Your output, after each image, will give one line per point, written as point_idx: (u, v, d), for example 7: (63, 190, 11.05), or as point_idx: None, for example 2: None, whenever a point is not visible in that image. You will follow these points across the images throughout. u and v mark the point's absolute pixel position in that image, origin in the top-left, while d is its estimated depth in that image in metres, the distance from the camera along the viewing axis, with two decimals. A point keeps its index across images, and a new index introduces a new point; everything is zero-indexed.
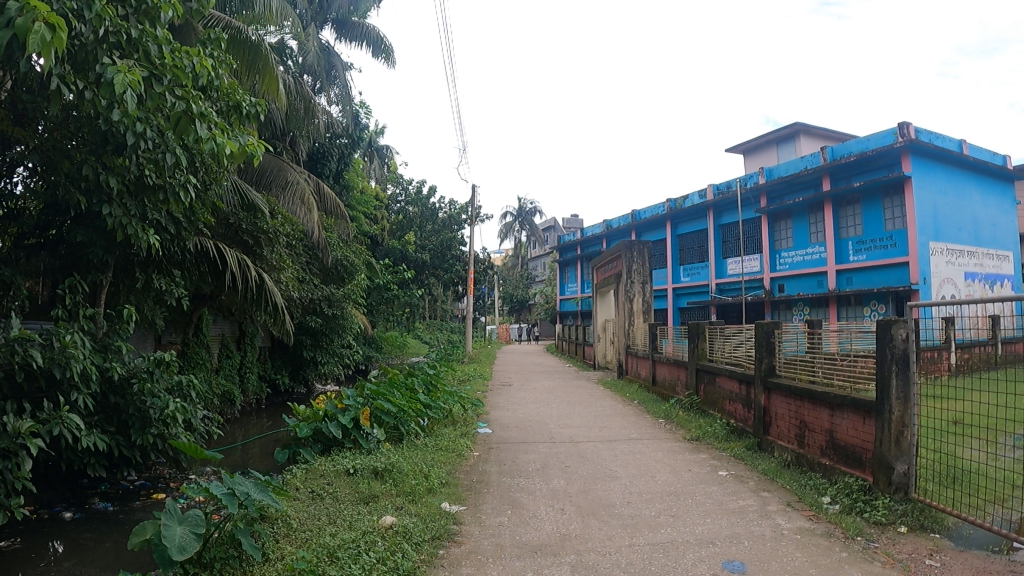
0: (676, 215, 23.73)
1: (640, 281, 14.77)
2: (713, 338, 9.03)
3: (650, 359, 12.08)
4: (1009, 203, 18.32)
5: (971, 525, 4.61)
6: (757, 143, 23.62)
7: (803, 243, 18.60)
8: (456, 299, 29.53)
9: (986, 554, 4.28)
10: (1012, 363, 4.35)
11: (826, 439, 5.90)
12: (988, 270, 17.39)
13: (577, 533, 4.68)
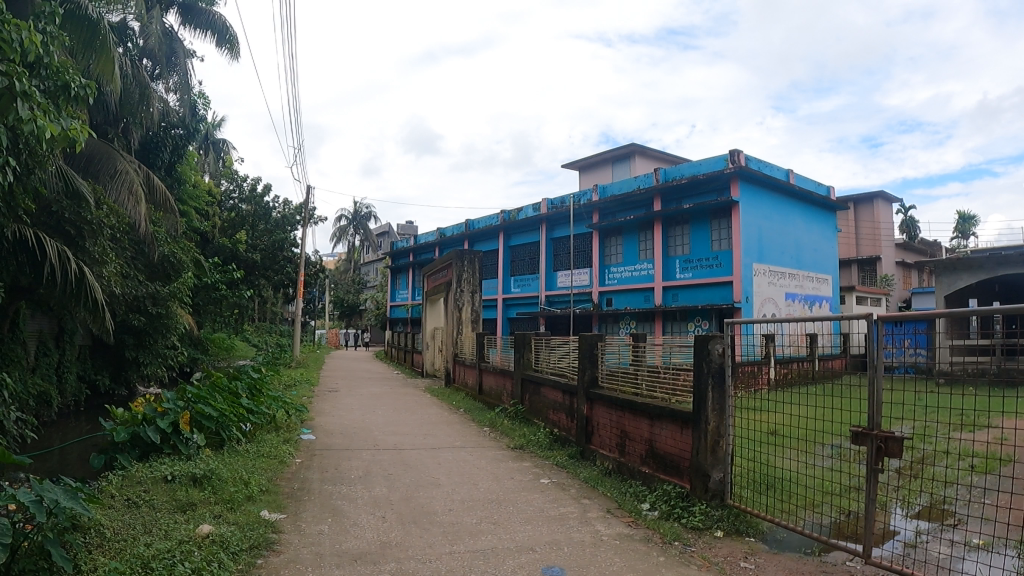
0: (509, 226, 24.16)
1: (469, 290, 14.96)
2: (538, 348, 9.21)
3: (478, 369, 12.19)
4: (830, 231, 19.66)
5: (784, 529, 4.91)
6: (593, 160, 24.39)
7: (631, 259, 19.29)
8: (293, 301, 28.80)
9: (798, 556, 4.56)
10: (825, 378, 4.57)
11: (645, 448, 6.12)
12: (808, 291, 18.59)
13: (397, 541, 4.64)
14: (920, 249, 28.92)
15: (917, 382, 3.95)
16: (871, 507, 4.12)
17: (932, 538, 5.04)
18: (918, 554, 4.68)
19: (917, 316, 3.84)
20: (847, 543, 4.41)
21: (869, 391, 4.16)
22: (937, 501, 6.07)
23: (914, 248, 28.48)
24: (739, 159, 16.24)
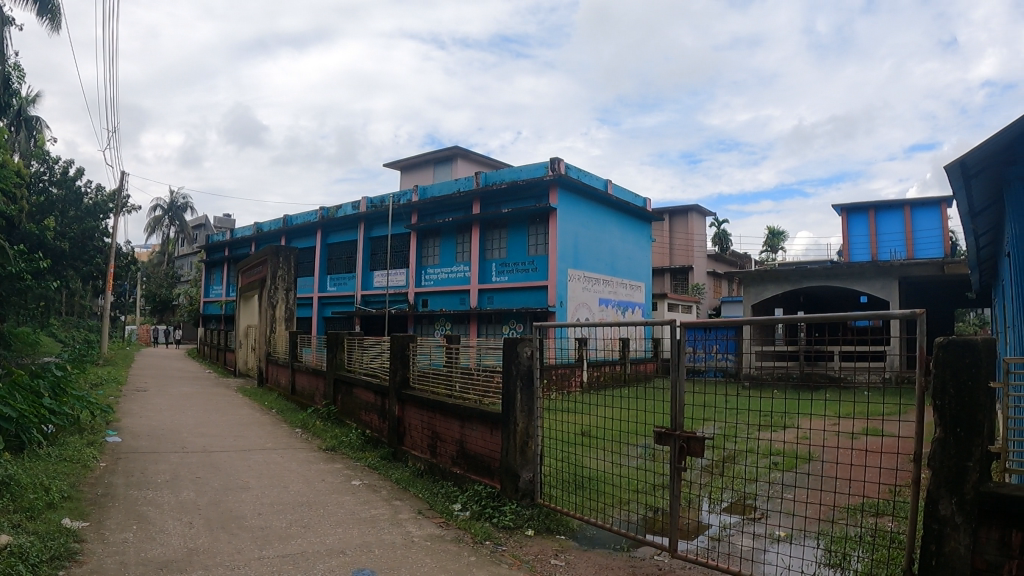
0: (328, 223, 23.78)
1: (284, 288, 14.43)
2: (351, 348, 9.14)
3: (291, 369, 11.94)
4: (643, 241, 20.73)
5: (594, 526, 5.09)
6: (415, 160, 24.45)
7: (448, 260, 19.49)
8: (102, 293, 27.06)
9: (607, 552, 4.74)
10: (627, 383, 4.73)
11: (456, 449, 6.25)
12: (620, 298, 19.39)
13: (206, 547, 4.48)
14: (729, 261, 30.77)
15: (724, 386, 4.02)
16: (676, 504, 4.33)
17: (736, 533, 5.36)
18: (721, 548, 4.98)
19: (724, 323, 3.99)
20: (655, 540, 4.64)
21: (672, 393, 4.40)
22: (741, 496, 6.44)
23: (724, 260, 30.26)
24: (559, 166, 16.68)
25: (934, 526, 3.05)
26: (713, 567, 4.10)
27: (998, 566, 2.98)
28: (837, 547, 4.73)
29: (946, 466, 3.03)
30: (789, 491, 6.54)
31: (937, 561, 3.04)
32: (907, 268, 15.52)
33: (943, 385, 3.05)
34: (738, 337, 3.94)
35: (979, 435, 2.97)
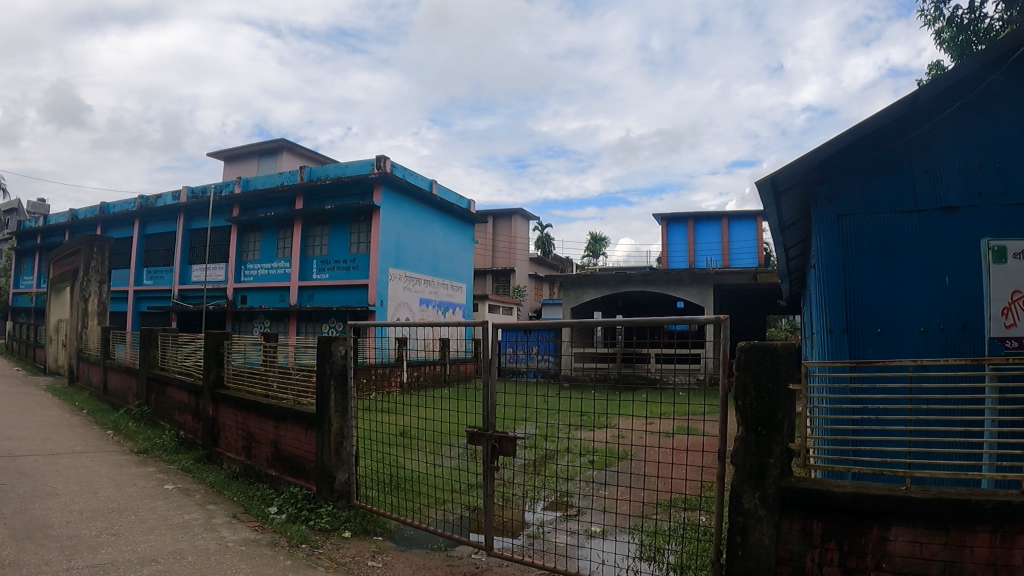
0: (145, 213, 22.49)
1: (98, 281, 13.61)
2: (165, 345, 8.69)
3: (103, 366, 11.22)
4: (465, 242, 20.95)
5: (412, 526, 5.08)
6: (240, 151, 23.63)
7: (268, 257, 18.91)
8: None
9: (424, 552, 4.74)
10: (447, 384, 4.77)
11: (270, 450, 6.10)
12: (441, 298, 19.48)
13: (9, 560, 4.13)
14: (552, 264, 31.53)
15: (544, 386, 4.15)
16: (489, 503, 4.39)
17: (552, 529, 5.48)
18: (538, 545, 5.10)
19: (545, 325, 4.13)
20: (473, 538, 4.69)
21: (483, 393, 4.48)
22: (557, 496, 6.54)
23: (546, 262, 30.98)
24: (385, 164, 16.57)
25: (739, 519, 3.25)
26: (531, 565, 4.19)
27: (800, 555, 3.18)
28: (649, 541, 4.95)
29: (748, 462, 3.23)
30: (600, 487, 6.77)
31: (743, 552, 3.25)
32: (721, 276, 16.47)
33: (745, 386, 3.24)
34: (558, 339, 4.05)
35: (778, 432, 3.18)
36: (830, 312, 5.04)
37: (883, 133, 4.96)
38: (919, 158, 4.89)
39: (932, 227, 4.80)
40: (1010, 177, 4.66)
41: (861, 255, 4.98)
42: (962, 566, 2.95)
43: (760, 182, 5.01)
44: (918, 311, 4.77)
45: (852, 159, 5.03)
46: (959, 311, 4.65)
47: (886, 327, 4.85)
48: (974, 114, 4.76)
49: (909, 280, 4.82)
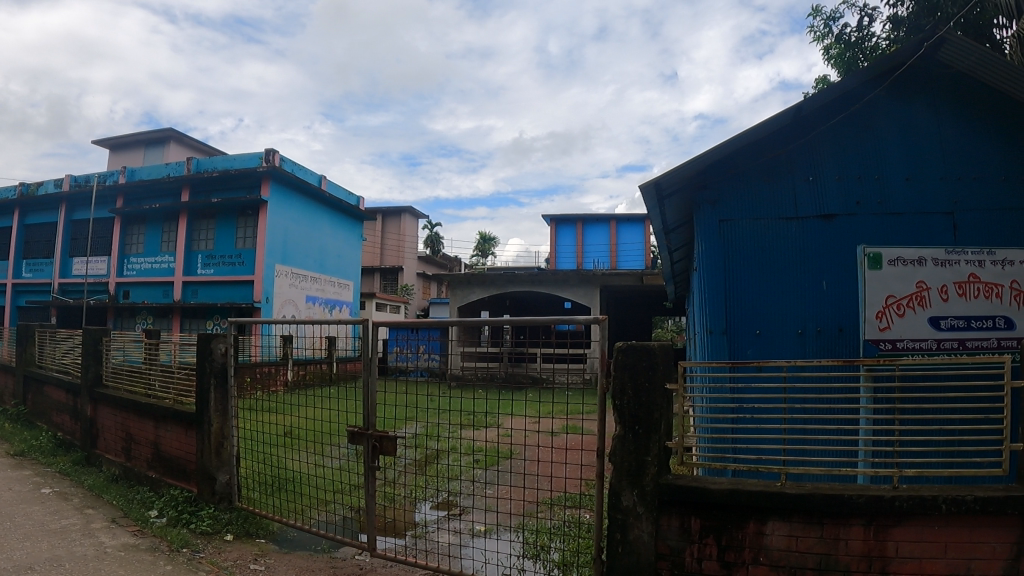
0: (25, 202, 21.24)
1: None
2: (43, 342, 8.26)
3: None
4: (354, 239, 20.67)
5: (295, 528, 4.95)
6: (125, 140, 22.67)
7: (152, 251, 18.19)
8: None
9: (308, 554, 4.63)
10: (335, 382, 4.59)
11: (151, 452, 5.89)
12: (328, 295, 19.14)
13: None
14: (441, 263, 31.40)
15: (433, 386, 4.14)
16: (370, 504, 4.32)
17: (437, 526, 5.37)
18: (424, 545, 5.03)
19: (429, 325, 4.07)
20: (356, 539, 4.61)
21: (363, 392, 4.40)
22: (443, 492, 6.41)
23: (436, 261, 30.80)
24: (273, 158, 16.22)
25: (619, 516, 3.30)
26: (413, 565, 4.15)
27: (679, 550, 3.25)
28: (535, 540, 4.96)
29: (627, 460, 3.27)
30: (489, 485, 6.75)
31: (624, 547, 3.29)
32: (609, 278, 16.56)
33: (623, 385, 3.28)
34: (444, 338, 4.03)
35: (656, 431, 3.23)
36: (711, 313, 5.13)
37: (767, 142, 5.12)
38: (801, 167, 5.07)
39: (810, 233, 5.00)
40: (885, 189, 4.95)
41: (742, 258, 5.09)
42: (837, 559, 3.08)
43: (646, 183, 4.96)
44: (796, 314, 4.95)
45: (737, 165, 5.14)
46: (835, 313, 4.88)
47: (765, 329, 4.99)
48: (854, 129, 5.02)
49: (788, 283, 4.99)
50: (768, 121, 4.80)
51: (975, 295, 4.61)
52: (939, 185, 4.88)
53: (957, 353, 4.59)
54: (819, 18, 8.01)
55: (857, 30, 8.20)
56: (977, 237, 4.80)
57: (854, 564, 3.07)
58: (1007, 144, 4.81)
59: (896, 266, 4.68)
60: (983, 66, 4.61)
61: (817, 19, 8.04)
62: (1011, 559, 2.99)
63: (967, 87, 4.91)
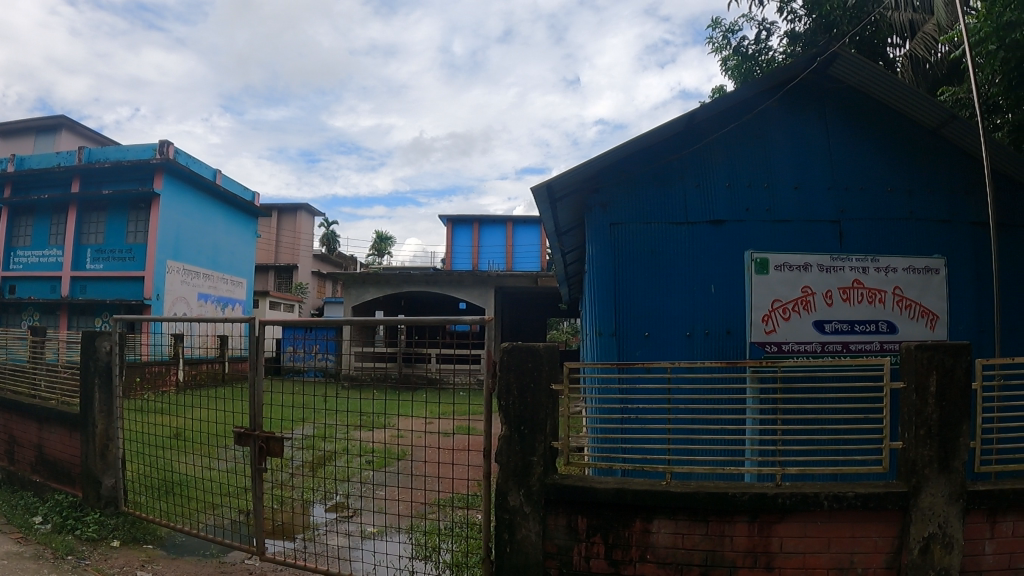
0: None
1: None
2: None
3: None
4: (248, 236, 20.21)
5: (183, 533, 4.79)
6: (11, 126, 21.55)
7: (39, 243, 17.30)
8: None
9: (196, 559, 4.49)
10: (223, 383, 4.49)
11: (34, 455, 5.68)
12: (221, 293, 18.67)
13: None
14: (338, 262, 30.96)
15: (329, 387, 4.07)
16: (257, 506, 4.22)
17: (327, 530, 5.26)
18: (313, 548, 4.91)
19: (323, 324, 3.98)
20: (246, 543, 4.48)
21: (249, 392, 4.30)
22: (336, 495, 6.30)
23: (333, 261, 30.21)
24: (169, 150, 15.63)
25: (506, 516, 3.30)
26: (302, 568, 4.07)
27: (567, 549, 3.27)
28: (427, 539, 4.92)
29: (512, 460, 3.28)
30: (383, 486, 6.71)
31: (511, 547, 3.30)
32: (502, 279, 16.87)
33: (508, 386, 3.29)
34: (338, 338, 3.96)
35: (541, 431, 3.26)
36: (600, 314, 5.03)
37: (658, 148, 5.12)
38: (690, 174, 5.10)
39: (700, 238, 5.02)
40: (773, 197, 5.08)
41: (631, 261, 5.02)
42: (723, 555, 3.14)
43: (540, 185, 4.77)
44: (684, 316, 4.94)
45: (629, 169, 5.10)
46: (723, 317, 4.91)
47: (653, 331, 4.96)
48: (742, 138, 5.14)
49: (678, 287, 4.97)
50: (668, 123, 4.83)
51: (859, 300, 4.92)
52: (825, 194, 5.09)
53: (841, 355, 4.84)
54: (720, 29, 8.22)
55: (755, 42, 8.45)
56: (860, 244, 5.04)
57: (740, 561, 3.13)
58: (884, 157, 5.14)
59: (782, 271, 4.91)
60: (873, 82, 4.91)
61: (718, 30, 8.25)
62: (892, 552, 3.15)
63: (851, 104, 5.20)
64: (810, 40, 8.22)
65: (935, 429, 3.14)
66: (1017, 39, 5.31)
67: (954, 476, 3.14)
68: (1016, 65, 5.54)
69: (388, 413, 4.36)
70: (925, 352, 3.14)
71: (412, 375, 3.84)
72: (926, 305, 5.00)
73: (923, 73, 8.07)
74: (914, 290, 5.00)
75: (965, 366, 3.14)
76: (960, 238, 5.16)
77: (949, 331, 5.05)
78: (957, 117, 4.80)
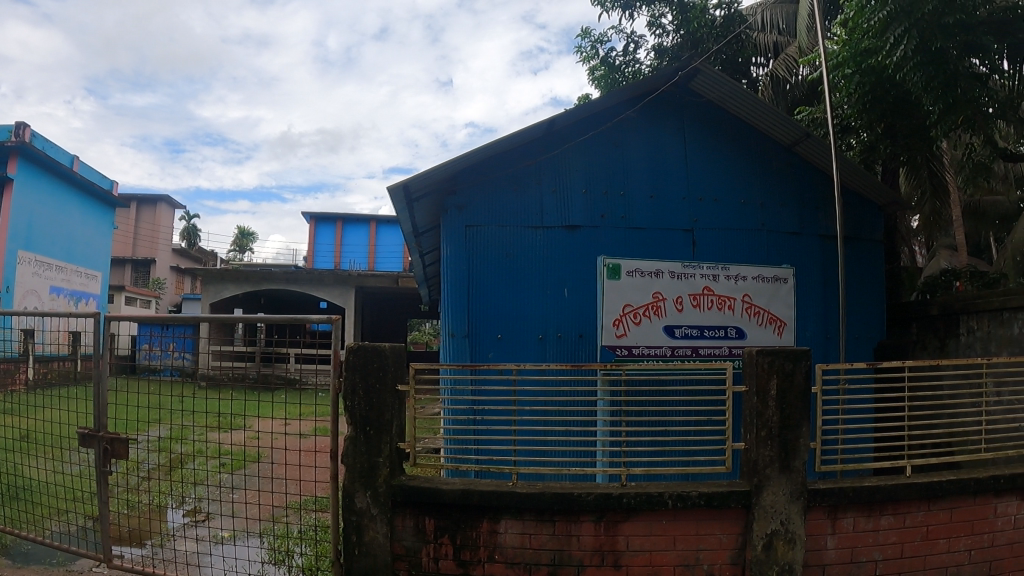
0: None
1: None
2: None
3: None
4: (105, 227, 19.25)
5: (29, 541, 4.54)
6: None
7: None
8: None
9: (41, 569, 4.25)
10: (72, 382, 4.25)
11: None
12: (75, 287, 17.70)
13: None
14: (200, 257, 29.87)
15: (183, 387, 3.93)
16: (105, 511, 4.02)
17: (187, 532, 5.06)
18: (167, 554, 4.74)
19: (179, 321, 3.80)
20: (95, 550, 4.28)
21: (94, 390, 4.08)
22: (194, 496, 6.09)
23: (192, 256, 29.14)
24: (24, 133, 14.75)
25: (353, 519, 3.25)
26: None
27: (415, 551, 3.26)
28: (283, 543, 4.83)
29: (358, 462, 3.24)
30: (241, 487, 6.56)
31: (359, 551, 3.25)
32: (364, 279, 15.74)
33: (353, 386, 3.24)
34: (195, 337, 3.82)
35: (387, 432, 3.25)
36: (453, 315, 4.90)
37: (517, 152, 5.09)
38: (547, 179, 5.09)
39: (556, 242, 5.02)
40: (629, 205, 5.18)
41: (487, 263, 4.94)
42: (570, 554, 3.16)
43: (396, 184, 4.61)
44: (538, 319, 4.92)
45: (487, 172, 5.02)
46: (576, 321, 4.94)
47: (506, 334, 4.88)
48: (600, 146, 5.19)
49: (532, 290, 4.95)
50: (532, 126, 4.81)
51: (709, 307, 5.12)
52: (679, 203, 5.26)
53: (691, 359, 5.00)
54: (588, 39, 8.38)
55: (622, 54, 8.66)
56: (711, 253, 5.25)
57: (587, 560, 3.15)
58: (735, 172, 5.40)
59: (634, 277, 5.02)
60: (731, 98, 5.13)
61: (587, 40, 8.41)
62: (736, 548, 3.22)
63: (705, 119, 5.41)
64: (676, 54, 8.48)
65: (776, 430, 3.21)
66: (872, 65, 5.55)
67: (795, 475, 3.21)
68: (869, 90, 5.85)
69: (246, 413, 4.28)
70: (767, 357, 3.23)
71: (269, 376, 3.77)
72: (775, 313, 5.29)
73: (781, 93, 8.46)
74: (763, 298, 5.28)
75: (805, 370, 3.24)
76: (808, 249, 5.52)
77: (796, 339, 5.38)
78: (811, 135, 5.12)
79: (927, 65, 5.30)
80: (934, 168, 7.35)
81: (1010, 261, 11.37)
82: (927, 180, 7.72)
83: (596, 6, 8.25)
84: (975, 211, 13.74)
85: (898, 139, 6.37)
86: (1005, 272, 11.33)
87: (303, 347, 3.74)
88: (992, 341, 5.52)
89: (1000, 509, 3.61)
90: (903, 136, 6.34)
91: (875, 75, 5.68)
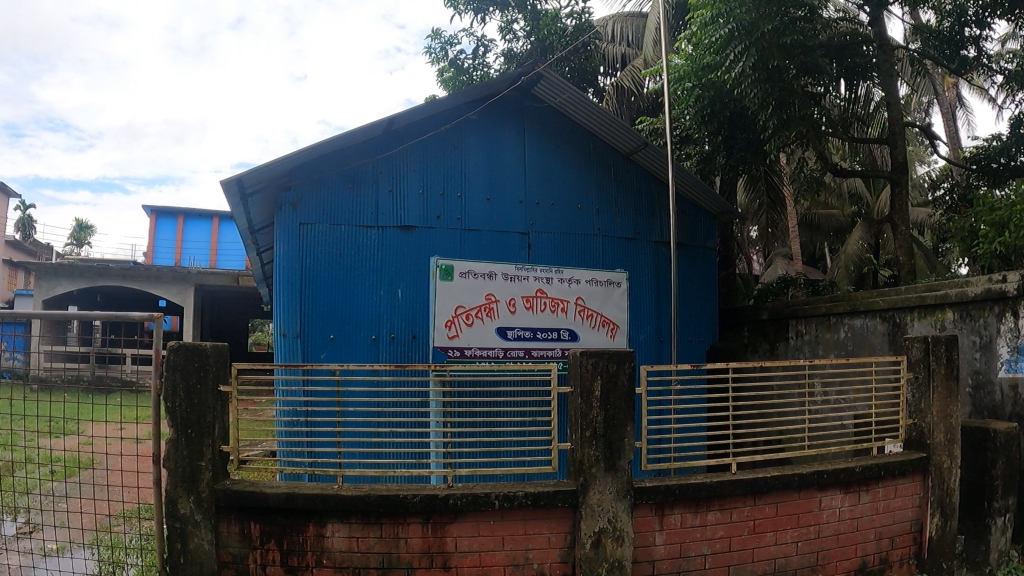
0: None
1: None
2: None
3: None
4: None
5: None
6: None
7: None
8: None
9: None
10: None
11: None
12: None
13: None
14: (34, 249, 28.04)
15: (14, 387, 3.70)
16: None
17: (10, 540, 4.75)
18: None
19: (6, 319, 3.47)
20: None
21: None
22: (22, 502, 5.71)
23: (24, 249, 27.31)
24: None
25: (177, 526, 3.12)
26: None
27: (242, 558, 3.17)
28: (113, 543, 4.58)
29: (180, 466, 3.11)
30: (71, 490, 6.22)
31: (184, 559, 3.13)
32: (202, 277, 15.17)
33: (174, 387, 3.12)
34: (27, 336, 3.50)
35: (209, 435, 3.14)
36: (283, 314, 4.76)
37: (353, 150, 4.99)
38: (384, 177, 5.04)
39: (390, 241, 5.00)
40: (465, 207, 5.22)
41: (318, 262, 4.83)
42: (397, 557, 3.13)
43: (227, 179, 4.45)
44: (370, 319, 4.89)
45: (322, 169, 4.90)
46: (409, 322, 4.96)
47: (338, 334, 4.82)
48: (440, 147, 5.20)
49: (366, 290, 4.91)
50: (372, 124, 4.75)
51: (541, 309, 5.24)
52: (516, 207, 5.37)
53: (523, 360, 5.12)
54: (439, 40, 8.38)
55: (471, 57, 8.70)
56: (545, 256, 5.40)
57: (416, 562, 3.14)
58: (572, 179, 5.59)
59: (467, 278, 5.07)
60: (573, 104, 5.29)
61: (437, 41, 8.41)
62: (565, 547, 3.27)
63: (544, 123, 5.54)
64: (524, 60, 8.58)
65: (601, 430, 3.29)
66: (713, 79, 5.84)
67: (621, 474, 3.30)
68: (708, 104, 6.16)
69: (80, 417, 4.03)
70: (591, 358, 3.31)
71: (105, 377, 3.52)
72: (607, 316, 5.49)
73: (626, 102, 8.73)
74: (596, 302, 5.47)
75: (627, 371, 3.35)
76: (642, 253, 5.81)
77: (628, 341, 5.60)
78: (648, 145, 5.44)
79: (763, 81, 5.56)
80: (770, 179, 7.80)
81: (842, 270, 12.09)
82: (764, 194, 8.15)
83: (448, 8, 8.27)
84: (811, 223, 14.60)
85: (733, 150, 6.64)
86: (836, 279, 12.06)
87: (141, 347, 3.49)
88: (819, 344, 5.85)
89: (825, 502, 3.78)
90: (738, 148, 6.60)
91: (715, 89, 5.98)
